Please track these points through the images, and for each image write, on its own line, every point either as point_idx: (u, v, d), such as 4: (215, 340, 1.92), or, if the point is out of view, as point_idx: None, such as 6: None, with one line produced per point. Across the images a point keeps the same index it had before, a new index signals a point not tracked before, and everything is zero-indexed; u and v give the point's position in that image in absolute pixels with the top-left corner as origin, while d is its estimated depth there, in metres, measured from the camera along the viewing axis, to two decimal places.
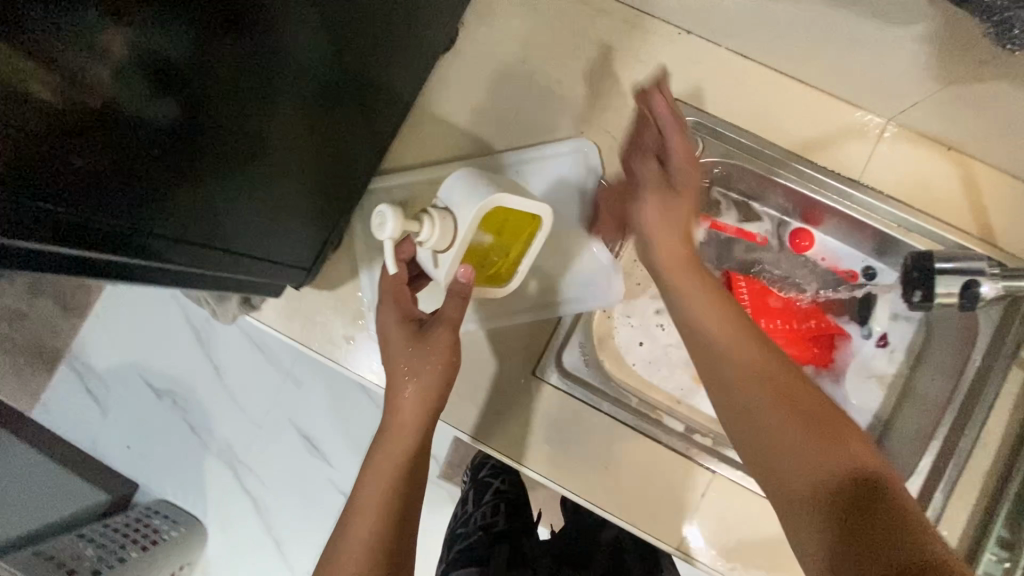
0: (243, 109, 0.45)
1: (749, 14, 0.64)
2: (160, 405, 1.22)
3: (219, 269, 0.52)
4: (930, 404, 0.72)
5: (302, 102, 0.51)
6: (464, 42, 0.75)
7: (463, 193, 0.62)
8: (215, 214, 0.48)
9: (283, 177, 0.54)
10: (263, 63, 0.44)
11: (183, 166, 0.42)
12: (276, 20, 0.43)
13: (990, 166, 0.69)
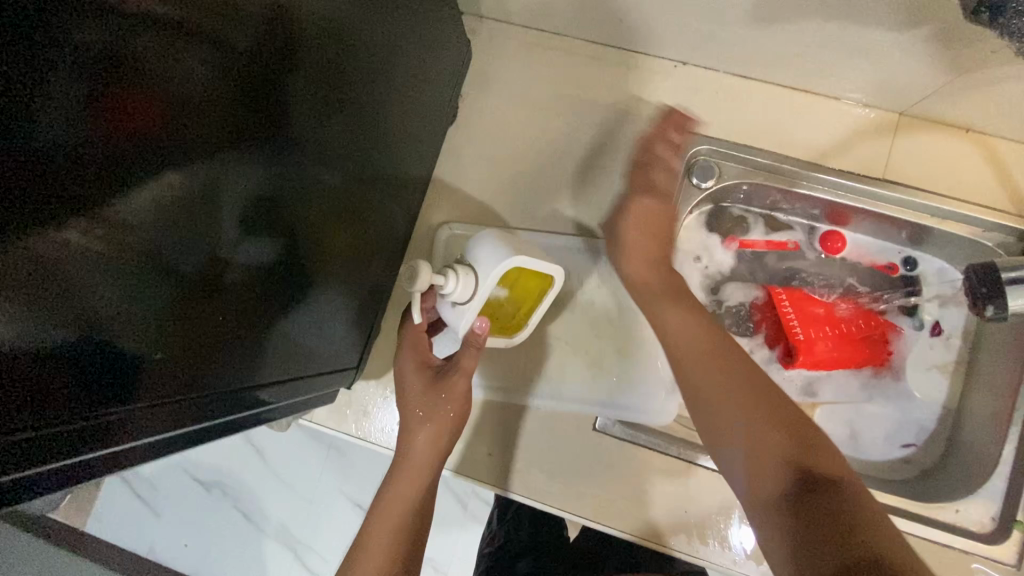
0: (301, 231, 0.49)
1: (744, 39, 0.64)
2: (212, 499, 1.22)
3: (290, 382, 0.54)
4: (998, 388, 0.70)
5: (341, 211, 0.55)
6: (467, 112, 0.76)
7: (490, 244, 0.62)
8: (283, 333, 0.51)
9: (331, 279, 0.57)
10: (310, 183, 0.48)
11: (259, 297, 0.45)
12: (316, 142, 0.46)
13: (1012, 141, 0.69)
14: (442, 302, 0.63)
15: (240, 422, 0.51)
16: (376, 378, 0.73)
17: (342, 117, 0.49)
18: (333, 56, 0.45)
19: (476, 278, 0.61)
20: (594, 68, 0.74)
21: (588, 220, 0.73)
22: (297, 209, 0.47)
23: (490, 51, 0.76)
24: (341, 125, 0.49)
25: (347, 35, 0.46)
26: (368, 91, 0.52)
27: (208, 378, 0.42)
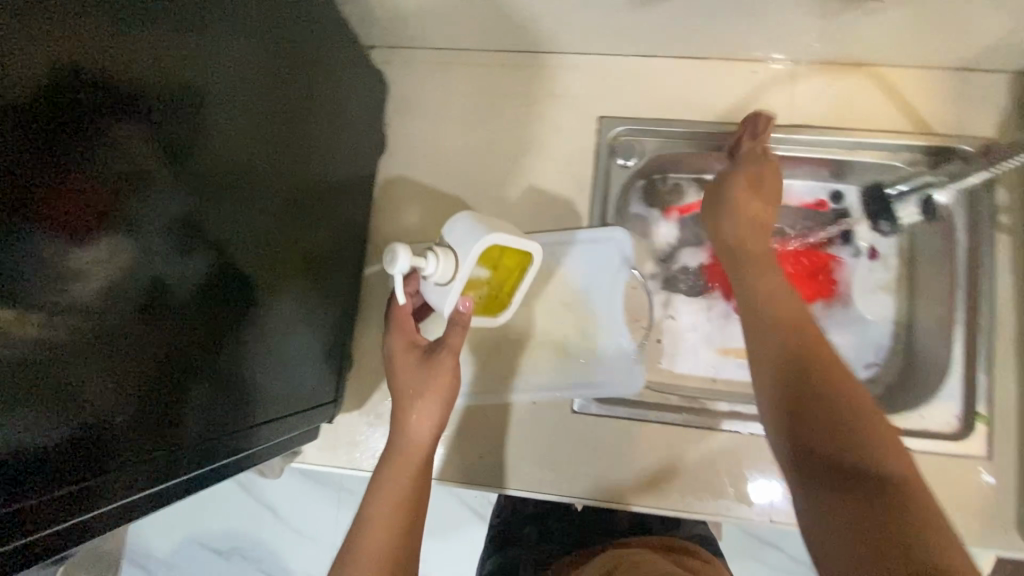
0: (239, 264, 0.52)
1: (633, 23, 0.69)
2: (231, 566, 1.22)
3: (257, 407, 0.57)
4: (938, 293, 0.75)
5: (280, 245, 0.58)
6: (395, 139, 0.80)
7: (465, 226, 0.64)
8: (237, 365, 0.53)
9: (284, 304, 0.60)
10: (244, 204, 0.51)
11: (205, 329, 0.48)
12: (241, 165, 0.50)
13: (896, 67, 0.74)
14: (425, 286, 0.65)
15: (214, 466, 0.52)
16: (357, 408, 0.75)
17: (263, 155, 0.53)
18: (244, 97, 0.50)
19: (455, 259, 0.63)
20: (506, 75, 0.78)
21: (529, 217, 0.77)
22: (231, 241, 0.50)
23: (405, 77, 0.80)
24: (263, 164, 0.53)
25: (256, 79, 0.51)
26: (289, 132, 0.57)
27: (160, 411, 0.44)
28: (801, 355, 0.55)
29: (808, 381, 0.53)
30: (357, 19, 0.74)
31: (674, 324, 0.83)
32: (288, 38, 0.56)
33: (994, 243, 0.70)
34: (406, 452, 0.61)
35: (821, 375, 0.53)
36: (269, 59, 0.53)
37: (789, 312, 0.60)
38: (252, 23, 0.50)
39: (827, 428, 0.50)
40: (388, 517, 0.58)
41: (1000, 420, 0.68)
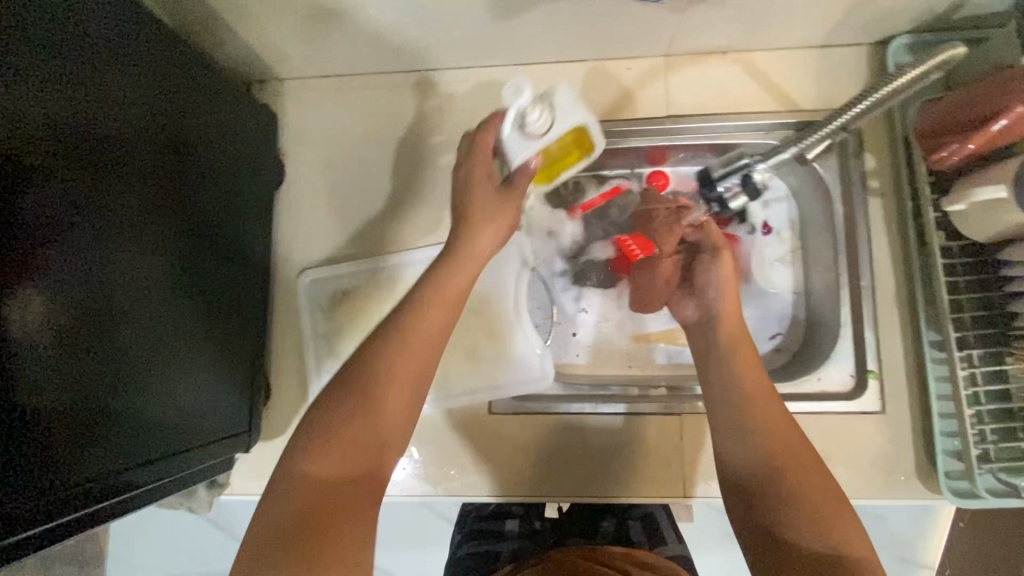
0: (141, 300, 0.55)
1: (500, 34, 0.72)
2: None
3: (137, 434, 0.54)
4: (825, 261, 0.78)
5: (179, 282, 0.61)
6: (295, 168, 0.81)
7: (564, 96, 0.63)
8: (150, 395, 0.56)
9: (168, 326, 0.58)
10: (103, 216, 0.51)
11: (111, 360, 0.51)
12: (98, 178, 0.50)
13: (762, 51, 0.77)
14: (512, 136, 0.62)
15: (129, 496, 0.54)
16: (281, 434, 0.76)
17: (157, 199, 0.58)
18: (133, 146, 0.54)
19: (553, 117, 0.62)
20: (395, 94, 0.81)
21: (429, 229, 0.79)
22: (126, 279, 0.53)
23: (298, 106, 0.82)
24: (158, 207, 0.58)
25: (140, 128, 0.55)
26: (185, 177, 0.62)
27: (69, 438, 0.47)
28: (755, 401, 0.64)
29: (766, 436, 0.62)
30: (238, 55, 0.76)
31: (588, 316, 0.86)
32: (179, 91, 0.61)
33: (867, 208, 0.74)
34: (422, 321, 0.60)
35: (780, 430, 0.62)
36: (161, 111, 0.58)
37: (754, 372, 0.67)
38: (140, 80, 0.56)
39: (775, 481, 0.59)
40: (385, 391, 0.57)
41: (890, 375, 0.71)
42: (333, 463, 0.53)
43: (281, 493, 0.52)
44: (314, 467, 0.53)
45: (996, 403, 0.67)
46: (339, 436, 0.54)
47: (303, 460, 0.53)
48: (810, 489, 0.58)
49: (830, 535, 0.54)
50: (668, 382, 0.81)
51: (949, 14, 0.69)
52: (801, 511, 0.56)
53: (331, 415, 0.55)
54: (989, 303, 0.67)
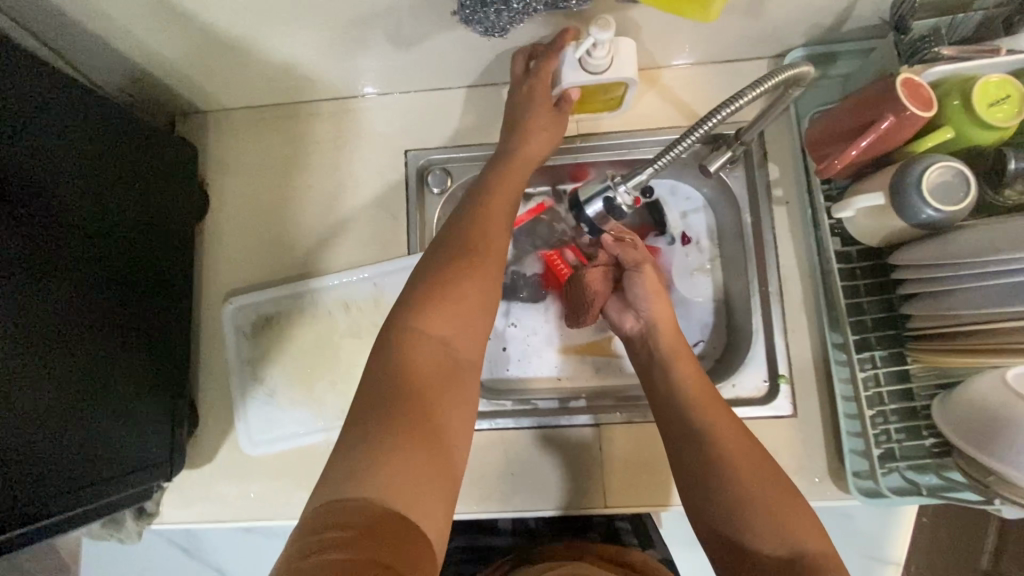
0: (49, 342, 0.56)
1: (406, 62, 0.74)
2: None
3: (55, 458, 0.56)
4: (738, 268, 0.80)
5: (107, 311, 0.64)
6: (219, 198, 0.83)
7: (626, 51, 0.66)
8: (70, 426, 0.58)
9: (93, 354, 0.61)
10: (26, 252, 0.54)
11: (13, 398, 0.52)
12: (23, 217, 0.54)
13: (666, 68, 0.80)
14: (574, 70, 0.66)
15: (31, 535, 0.55)
16: (209, 460, 0.77)
17: (68, 244, 0.59)
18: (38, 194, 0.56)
19: (616, 61, 0.66)
20: (316, 123, 0.83)
21: (351, 252, 0.81)
22: (48, 310, 0.56)
23: (220, 138, 0.84)
24: (70, 252, 0.59)
25: (67, 168, 0.59)
26: (97, 220, 0.63)
27: None
28: (695, 408, 0.64)
29: (704, 438, 0.61)
30: (154, 92, 0.78)
31: (516, 331, 0.88)
32: (91, 138, 0.63)
33: (772, 216, 0.76)
34: (486, 215, 0.64)
35: (723, 431, 0.61)
36: (84, 156, 0.62)
37: (693, 375, 0.67)
38: (47, 130, 0.58)
39: (728, 489, 0.57)
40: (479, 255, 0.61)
41: (801, 378, 0.73)
42: (441, 326, 0.56)
43: (395, 349, 0.54)
44: (427, 328, 0.55)
45: (900, 402, 0.69)
46: (438, 300, 0.57)
47: (414, 319, 0.56)
48: (761, 489, 0.56)
49: (786, 533, 0.53)
50: (591, 393, 0.83)
51: (834, 28, 0.71)
52: (760, 514, 0.55)
53: (428, 290, 0.57)
54: (887, 304, 0.69)
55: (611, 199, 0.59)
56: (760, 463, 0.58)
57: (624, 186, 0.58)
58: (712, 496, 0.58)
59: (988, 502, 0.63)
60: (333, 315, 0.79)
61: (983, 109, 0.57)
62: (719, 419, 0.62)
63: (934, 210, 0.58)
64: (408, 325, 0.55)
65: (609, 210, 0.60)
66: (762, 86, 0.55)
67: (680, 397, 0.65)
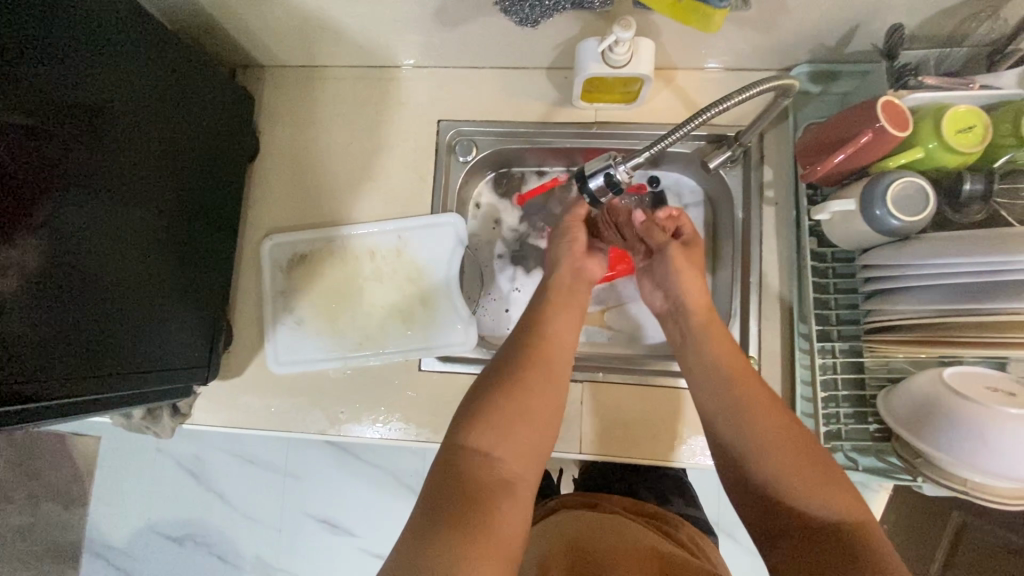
0: (110, 239, 0.66)
1: (447, 38, 0.83)
2: (186, 549, 1.50)
3: (111, 339, 0.67)
4: (727, 260, 0.89)
5: (164, 224, 0.74)
6: (268, 146, 0.93)
7: (644, 49, 0.75)
8: (123, 316, 0.69)
9: (148, 260, 0.72)
10: (108, 165, 0.65)
11: (86, 282, 0.63)
12: (110, 136, 0.65)
13: (682, 70, 0.88)
14: (597, 63, 0.75)
15: (91, 396, 0.66)
16: (237, 374, 0.88)
17: (134, 157, 0.69)
18: (113, 113, 0.65)
19: (634, 59, 0.75)
20: (362, 86, 0.92)
21: (380, 205, 0.90)
22: (121, 217, 0.67)
23: (274, 91, 0.93)
24: (134, 164, 0.69)
25: (144, 97, 0.70)
26: (162, 143, 0.73)
27: (56, 333, 0.61)
28: (730, 378, 0.67)
29: (740, 405, 0.65)
30: (221, 42, 0.88)
31: (520, 296, 0.97)
32: (165, 71, 0.73)
33: (761, 215, 0.84)
34: (550, 325, 0.71)
35: (756, 397, 0.65)
36: (159, 91, 0.72)
37: (726, 354, 0.70)
38: (133, 60, 0.68)
39: (775, 466, 0.60)
40: (535, 361, 0.67)
41: (768, 361, 0.82)
42: (497, 438, 0.60)
43: (450, 464, 0.58)
44: (488, 440, 0.59)
45: (852, 389, 0.78)
46: (495, 412, 0.61)
47: (472, 433, 0.60)
48: (808, 472, 0.59)
49: (832, 501, 0.57)
50: (581, 357, 0.92)
51: (836, 50, 0.79)
52: (809, 482, 0.58)
53: (484, 397, 0.63)
54: (852, 302, 0.77)
55: (611, 175, 0.67)
56: (792, 427, 0.62)
57: (624, 165, 0.67)
58: (760, 468, 0.61)
59: (912, 480, 0.71)
60: (360, 259, 0.89)
61: (951, 135, 0.65)
62: (750, 385, 0.66)
63: (898, 219, 0.65)
64: (462, 439, 0.59)
65: (609, 184, 0.68)
66: (750, 91, 0.64)
67: (723, 374, 0.68)
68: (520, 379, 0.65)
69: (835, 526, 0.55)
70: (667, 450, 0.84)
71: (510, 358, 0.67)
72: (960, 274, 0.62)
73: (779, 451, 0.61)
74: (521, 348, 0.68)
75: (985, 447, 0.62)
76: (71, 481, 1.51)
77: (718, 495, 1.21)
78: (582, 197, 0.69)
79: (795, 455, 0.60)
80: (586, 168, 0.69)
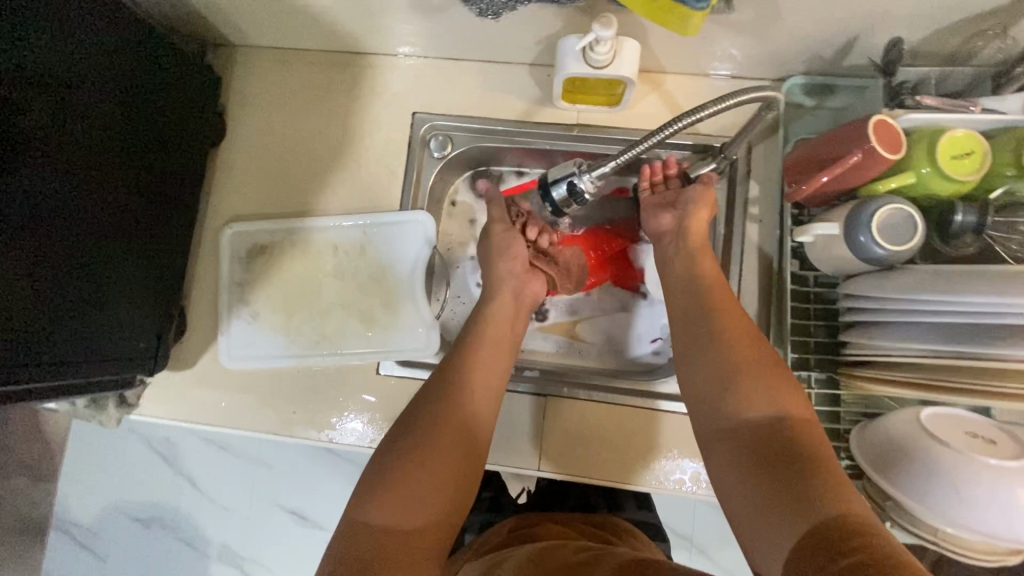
0: (54, 220, 0.62)
1: (424, 27, 0.78)
2: (151, 532, 1.48)
3: (57, 333, 0.64)
4: None
5: (121, 212, 0.71)
6: (234, 129, 0.89)
7: (628, 49, 0.70)
8: (72, 309, 0.66)
9: (102, 250, 0.69)
10: (64, 148, 0.62)
11: (35, 271, 0.60)
12: (66, 117, 0.62)
13: (671, 74, 0.83)
14: (577, 62, 0.71)
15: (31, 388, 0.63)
16: (189, 366, 0.84)
17: (86, 137, 0.64)
18: (61, 90, 0.61)
19: (616, 60, 0.70)
20: (336, 72, 0.88)
21: (347, 198, 0.86)
22: (75, 202, 0.64)
23: (245, 72, 0.89)
24: (86, 144, 0.64)
25: (104, 77, 0.66)
26: (124, 125, 0.69)
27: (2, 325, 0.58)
28: (701, 282, 0.70)
29: (703, 312, 0.67)
30: (188, 19, 0.83)
31: None
32: (127, 51, 0.69)
33: (744, 232, 0.80)
34: (477, 369, 0.71)
35: (721, 304, 0.67)
36: (120, 71, 0.68)
37: (712, 270, 0.71)
38: (94, 38, 0.65)
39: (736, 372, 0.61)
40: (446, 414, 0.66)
41: None
42: (399, 506, 0.58)
43: (353, 540, 0.56)
44: (394, 514, 0.57)
45: (826, 422, 0.74)
46: (400, 479, 0.59)
47: (374, 507, 0.58)
48: (755, 374, 0.60)
49: (772, 400, 0.58)
50: (549, 368, 0.89)
51: (833, 62, 0.74)
52: (751, 381, 0.59)
53: (398, 461, 0.61)
54: (832, 331, 0.73)
55: (574, 184, 0.63)
56: (750, 334, 0.64)
57: (589, 174, 0.62)
58: (705, 362, 0.63)
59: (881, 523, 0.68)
60: (322, 253, 0.85)
61: (946, 160, 0.61)
62: (717, 294, 0.68)
63: (883, 248, 0.61)
64: (364, 516, 0.57)
65: (572, 194, 0.64)
66: (729, 100, 0.59)
67: (693, 282, 0.70)
68: (432, 436, 0.63)
69: (770, 425, 0.57)
70: (629, 472, 0.80)
71: (421, 412, 0.66)
72: (944, 312, 0.57)
73: (728, 352, 0.62)
74: (436, 402, 0.67)
75: (958, 495, 0.58)
76: (39, 456, 1.49)
77: (691, 513, 1.17)
78: (544, 205, 0.65)
79: (745, 356, 0.62)
80: (549, 174, 0.65)
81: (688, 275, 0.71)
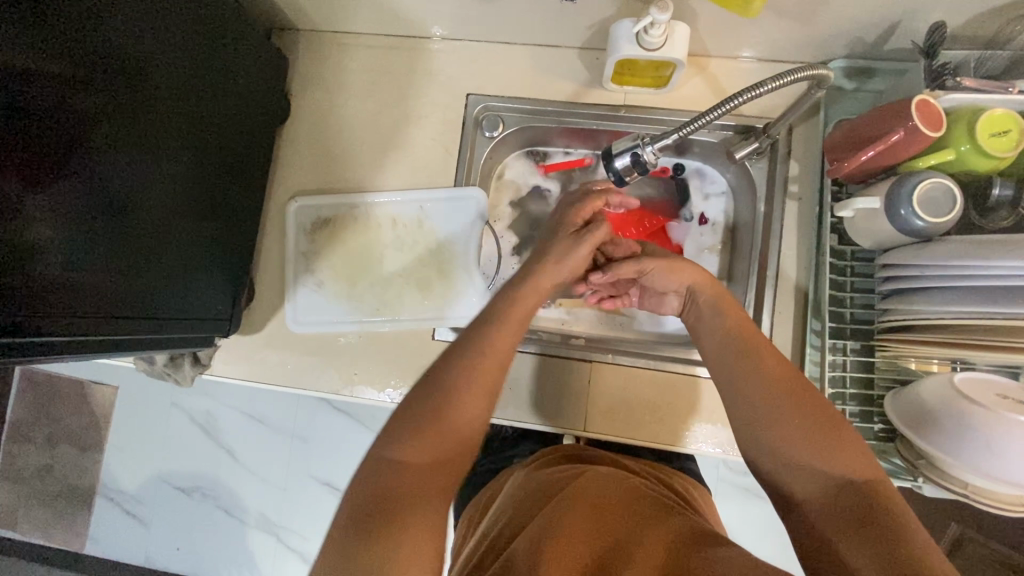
0: (138, 192, 0.67)
1: (483, 12, 0.83)
2: (193, 499, 1.55)
3: (144, 293, 0.70)
4: (746, 252, 0.89)
5: (195, 185, 0.76)
6: (298, 109, 0.94)
7: (680, 32, 0.74)
8: (153, 272, 0.71)
9: (178, 219, 0.74)
10: (147, 126, 0.67)
11: (119, 237, 0.66)
12: (147, 95, 0.67)
13: (715, 58, 0.87)
14: (632, 44, 0.75)
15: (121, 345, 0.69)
16: (256, 331, 0.90)
17: (160, 113, 0.69)
18: (142, 70, 0.66)
19: (668, 43, 0.75)
20: (394, 55, 0.93)
21: (404, 175, 0.91)
22: (155, 174, 0.69)
23: (306, 55, 0.94)
24: (163, 121, 0.69)
25: (181, 57, 0.71)
26: (197, 103, 0.74)
27: (89, 285, 0.63)
28: (722, 311, 0.71)
29: (731, 342, 0.67)
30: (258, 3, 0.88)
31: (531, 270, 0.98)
32: (201, 33, 0.74)
33: (783, 210, 0.84)
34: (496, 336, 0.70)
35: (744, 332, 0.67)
36: (195, 51, 0.73)
37: (721, 309, 0.71)
38: (171, 20, 0.69)
39: (771, 437, 0.59)
40: (464, 405, 0.64)
41: None
42: (418, 452, 0.59)
43: (372, 475, 0.58)
44: (415, 457, 0.59)
45: (860, 389, 0.78)
46: (418, 436, 0.60)
47: (391, 449, 0.60)
48: (792, 395, 0.60)
49: (808, 418, 0.58)
50: (591, 338, 0.94)
51: (875, 46, 0.77)
52: (790, 400, 0.60)
53: (408, 415, 0.62)
54: (867, 302, 0.78)
55: (638, 155, 0.68)
56: (773, 354, 0.64)
57: (651, 146, 0.68)
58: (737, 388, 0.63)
59: (913, 480, 0.73)
60: (381, 226, 0.91)
61: (985, 138, 0.64)
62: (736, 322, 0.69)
63: (923, 221, 0.65)
64: (382, 455, 0.59)
65: (635, 165, 0.69)
66: (784, 78, 0.63)
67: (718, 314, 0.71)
68: (449, 412, 0.63)
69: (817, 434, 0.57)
70: (672, 434, 0.85)
71: (433, 380, 0.65)
72: (980, 277, 0.61)
73: (757, 373, 0.63)
74: (443, 374, 0.66)
75: (988, 450, 0.62)
76: (89, 426, 1.56)
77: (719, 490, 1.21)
78: (607, 175, 0.70)
79: (775, 375, 0.62)
80: (613, 146, 0.69)
81: (712, 302, 0.72)
